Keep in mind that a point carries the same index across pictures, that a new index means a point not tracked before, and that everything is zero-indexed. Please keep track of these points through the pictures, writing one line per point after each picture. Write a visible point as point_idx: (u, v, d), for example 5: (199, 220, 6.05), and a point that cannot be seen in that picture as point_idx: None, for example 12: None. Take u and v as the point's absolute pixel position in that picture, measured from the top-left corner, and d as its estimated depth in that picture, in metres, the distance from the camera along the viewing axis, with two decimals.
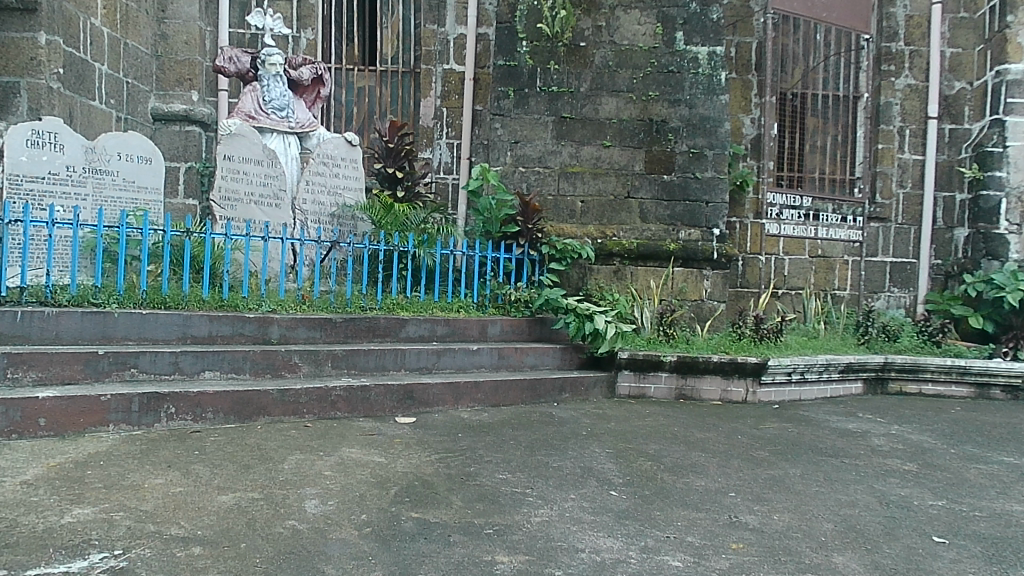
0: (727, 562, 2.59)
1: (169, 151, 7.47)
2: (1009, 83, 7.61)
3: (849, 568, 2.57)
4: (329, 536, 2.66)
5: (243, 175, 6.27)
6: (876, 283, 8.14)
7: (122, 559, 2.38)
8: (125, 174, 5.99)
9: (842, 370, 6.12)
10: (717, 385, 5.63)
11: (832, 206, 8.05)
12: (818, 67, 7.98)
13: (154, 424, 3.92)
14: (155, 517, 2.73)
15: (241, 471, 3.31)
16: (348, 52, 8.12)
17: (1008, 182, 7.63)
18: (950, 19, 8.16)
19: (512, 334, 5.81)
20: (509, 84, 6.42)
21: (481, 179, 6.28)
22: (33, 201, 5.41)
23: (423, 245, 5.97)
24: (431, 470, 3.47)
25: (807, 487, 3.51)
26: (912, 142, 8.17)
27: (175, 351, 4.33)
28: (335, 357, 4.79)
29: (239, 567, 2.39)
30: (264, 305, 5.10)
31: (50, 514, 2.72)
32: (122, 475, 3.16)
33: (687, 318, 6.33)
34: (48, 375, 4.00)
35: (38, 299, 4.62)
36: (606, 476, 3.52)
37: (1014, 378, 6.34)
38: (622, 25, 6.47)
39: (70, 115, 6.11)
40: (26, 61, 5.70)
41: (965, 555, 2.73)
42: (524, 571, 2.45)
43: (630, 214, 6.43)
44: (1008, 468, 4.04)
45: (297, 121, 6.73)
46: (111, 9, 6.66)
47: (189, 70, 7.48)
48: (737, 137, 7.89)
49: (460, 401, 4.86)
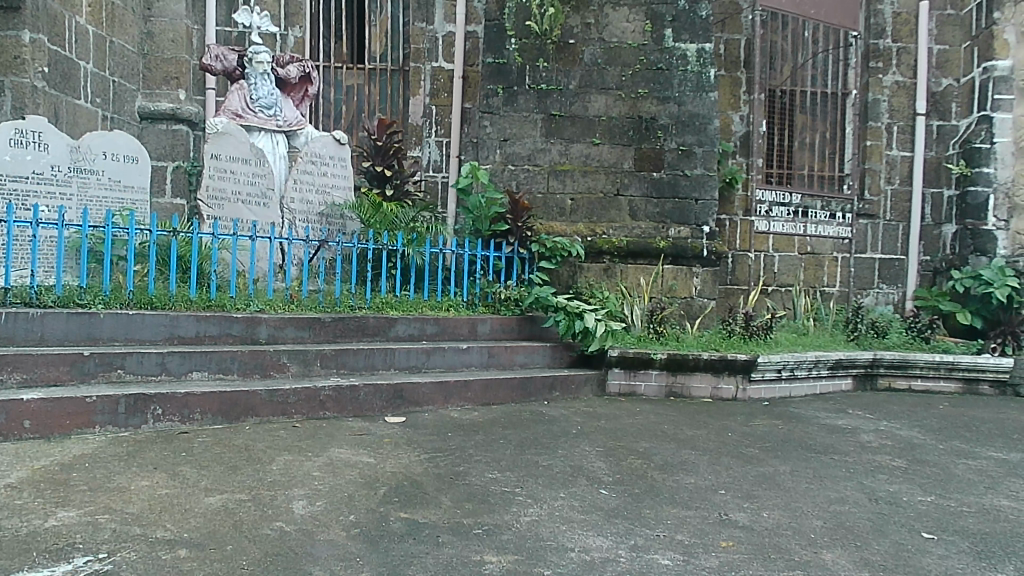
0: (716, 560, 2.58)
1: (156, 150, 7.40)
2: (997, 79, 7.66)
3: (839, 565, 2.56)
4: (318, 538, 2.63)
5: (230, 174, 6.20)
6: (865, 279, 8.17)
7: (106, 562, 2.36)
8: (110, 173, 5.93)
9: (832, 366, 6.14)
10: (708, 382, 5.63)
11: (822, 203, 8.07)
12: (807, 64, 8.04)
13: (141, 426, 3.89)
14: (141, 521, 2.70)
15: (229, 472, 3.29)
16: (336, 50, 8.10)
17: (996, 178, 7.70)
18: (938, 16, 8.18)
19: (503, 332, 5.81)
20: (498, 82, 6.41)
21: (470, 177, 6.21)
22: (16, 201, 5.35)
23: (412, 244, 5.94)
24: (421, 470, 3.45)
25: (797, 484, 3.51)
26: (900, 139, 8.18)
27: (162, 351, 4.30)
28: (324, 357, 4.76)
29: (225, 568, 2.36)
30: (252, 305, 5.07)
31: (32, 517, 2.68)
32: (108, 477, 3.13)
33: (677, 315, 6.32)
34: (32, 376, 3.95)
35: (23, 300, 4.56)
36: (596, 475, 3.50)
37: (1002, 373, 6.42)
38: (611, 23, 6.46)
39: (56, 114, 6.05)
40: (10, 60, 5.65)
41: (953, 550, 2.73)
42: (513, 571, 2.43)
43: (620, 213, 6.42)
44: (997, 463, 4.06)
45: (284, 120, 6.68)
46: (96, 8, 6.60)
47: (176, 69, 7.42)
48: (727, 134, 7.88)
49: (449, 400, 4.84)
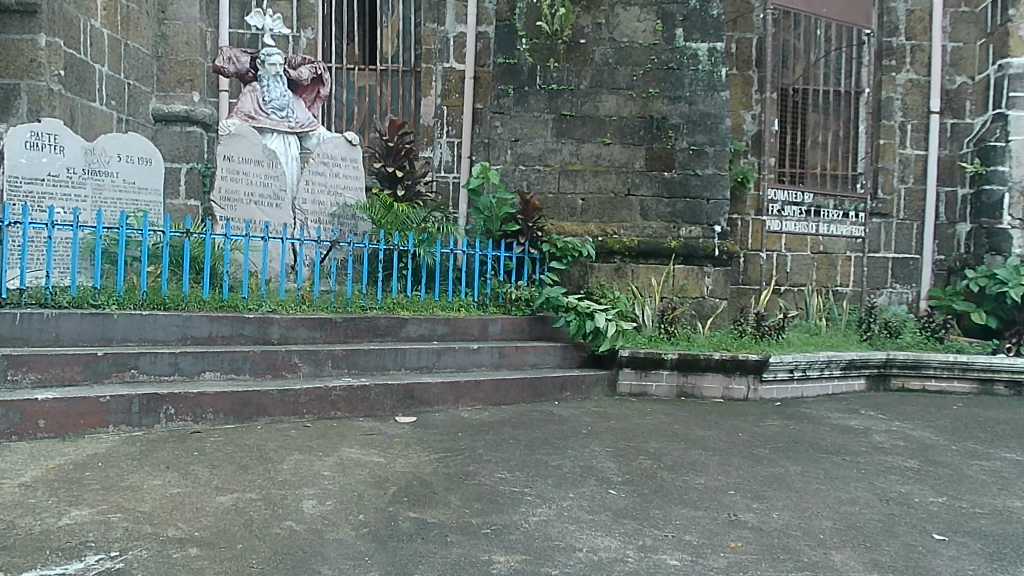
0: (724, 560, 2.58)
1: (170, 152, 7.47)
2: (1011, 77, 7.58)
3: (848, 566, 2.55)
4: (327, 537, 2.65)
5: (243, 176, 6.25)
6: (878, 279, 8.11)
7: (119, 560, 2.39)
8: (125, 175, 5.97)
9: (845, 366, 6.10)
10: (719, 382, 5.61)
11: (834, 202, 8.02)
12: (819, 63, 7.98)
13: (154, 425, 3.93)
14: (152, 519, 2.72)
15: (240, 471, 3.32)
16: (348, 51, 8.12)
17: (1010, 177, 7.61)
18: (951, 13, 8.10)
19: (514, 332, 5.82)
20: (509, 82, 6.41)
21: (481, 178, 6.26)
22: (32, 203, 5.43)
23: (423, 244, 5.96)
24: (430, 470, 3.46)
25: (808, 485, 3.49)
26: (914, 137, 8.11)
27: (174, 352, 4.34)
28: (335, 357, 4.79)
29: (235, 567, 2.39)
30: (265, 305, 5.11)
31: (47, 516, 2.73)
32: (121, 476, 3.17)
33: (689, 315, 6.31)
34: (47, 376, 4.01)
35: (37, 300, 4.62)
36: (605, 475, 3.50)
37: (1017, 373, 6.34)
38: (622, 22, 6.45)
39: (71, 117, 6.13)
40: (25, 63, 5.72)
41: (965, 552, 2.71)
42: (520, 571, 2.44)
43: (630, 212, 6.41)
44: (1011, 464, 4.02)
45: (297, 121, 6.72)
46: (111, 11, 6.67)
47: (190, 71, 7.49)
48: (738, 133, 7.88)
49: (460, 400, 4.85)
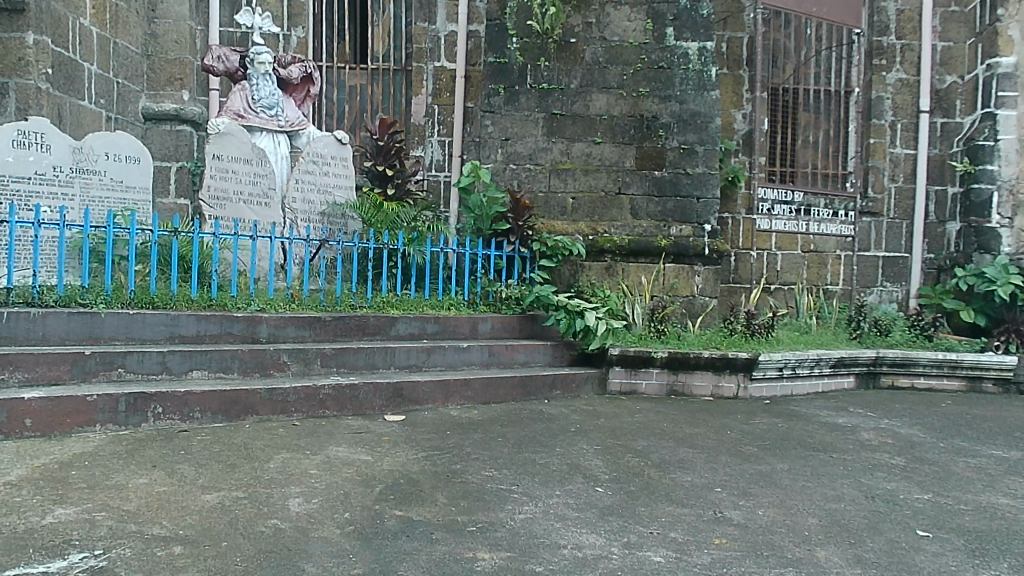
0: (708, 557, 2.58)
1: (160, 151, 7.44)
2: (1000, 76, 7.63)
3: (831, 563, 2.56)
4: (312, 535, 2.64)
5: (232, 174, 6.22)
6: (868, 277, 8.15)
7: (102, 559, 2.38)
8: (113, 174, 5.95)
9: (834, 364, 6.12)
10: (709, 380, 5.62)
11: (824, 201, 8.03)
12: (809, 62, 7.99)
13: (142, 424, 3.92)
14: (137, 518, 2.72)
15: (226, 471, 3.30)
16: (339, 50, 8.11)
17: (999, 176, 7.66)
18: (941, 13, 8.15)
19: (504, 331, 5.82)
20: (499, 81, 6.40)
21: (472, 176, 6.16)
22: (19, 202, 5.39)
23: (413, 244, 5.95)
24: (417, 468, 3.45)
25: (794, 482, 3.51)
26: (904, 136, 8.16)
27: (162, 351, 4.32)
28: (324, 356, 4.78)
29: (219, 565, 2.38)
30: (253, 305, 5.08)
31: (31, 514, 2.71)
32: (107, 475, 3.15)
33: (679, 313, 6.32)
34: (34, 375, 3.99)
35: (24, 299, 4.59)
36: (593, 473, 3.51)
37: (1005, 371, 6.39)
38: (612, 21, 6.45)
39: (59, 115, 6.09)
40: (14, 61, 5.69)
41: (948, 548, 2.72)
42: (504, 568, 2.44)
43: (621, 211, 6.41)
44: (997, 461, 4.04)
45: (286, 120, 6.70)
46: (100, 9, 6.63)
47: (180, 70, 7.46)
48: (729, 132, 7.90)
49: (449, 398, 4.85)
